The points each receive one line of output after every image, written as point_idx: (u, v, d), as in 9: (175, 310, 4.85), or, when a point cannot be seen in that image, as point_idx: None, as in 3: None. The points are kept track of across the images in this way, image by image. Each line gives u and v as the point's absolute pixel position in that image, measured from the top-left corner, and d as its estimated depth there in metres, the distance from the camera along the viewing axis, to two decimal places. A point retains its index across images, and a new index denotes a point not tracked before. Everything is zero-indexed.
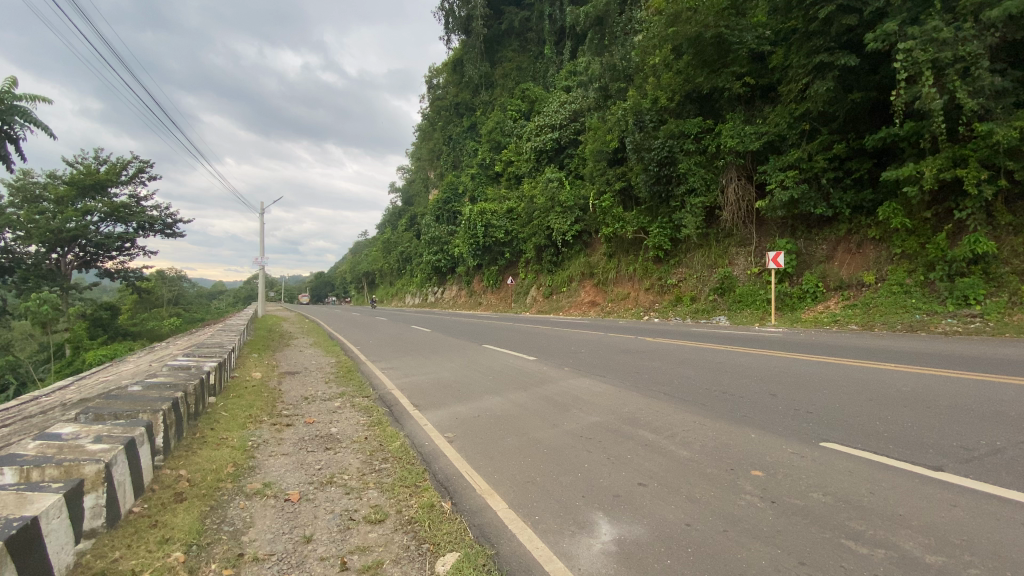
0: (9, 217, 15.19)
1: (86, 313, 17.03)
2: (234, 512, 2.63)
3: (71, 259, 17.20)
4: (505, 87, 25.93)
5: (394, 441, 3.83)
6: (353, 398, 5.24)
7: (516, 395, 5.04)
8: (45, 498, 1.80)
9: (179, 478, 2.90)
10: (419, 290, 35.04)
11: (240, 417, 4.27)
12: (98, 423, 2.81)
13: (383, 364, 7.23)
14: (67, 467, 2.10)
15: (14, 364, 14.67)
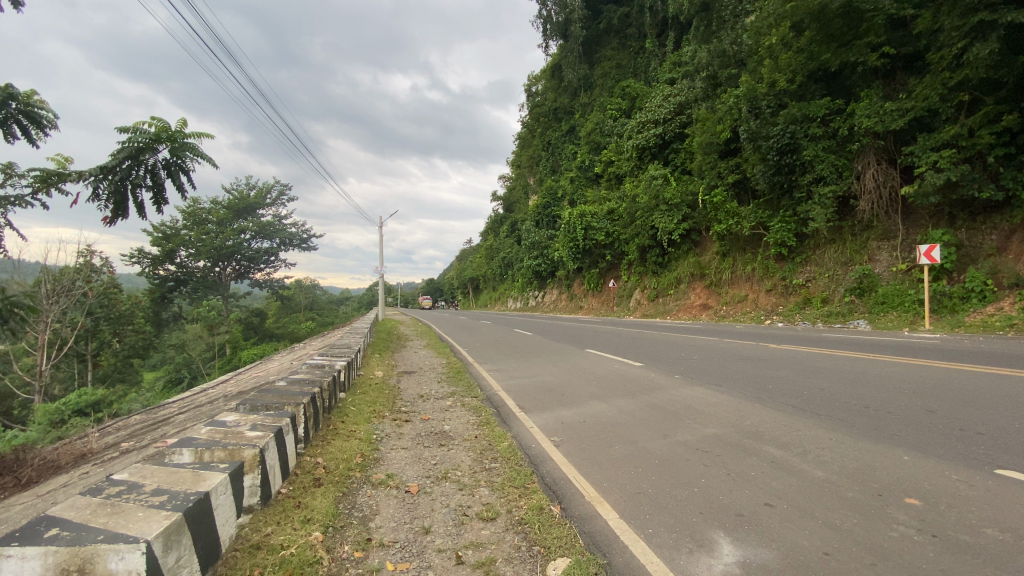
0: (183, 238, 18.02)
1: (241, 318, 19.82)
2: (362, 499, 2.86)
3: (230, 272, 20.13)
4: (605, 86, 25.62)
5: (503, 442, 3.91)
6: (463, 398, 5.45)
7: (624, 403, 4.88)
8: (214, 477, 2.09)
9: (317, 465, 3.24)
10: (520, 295, 35.63)
11: (365, 412, 4.67)
12: (254, 413, 3.24)
13: (490, 367, 7.44)
14: (231, 450, 2.43)
15: (188, 361, 17.54)
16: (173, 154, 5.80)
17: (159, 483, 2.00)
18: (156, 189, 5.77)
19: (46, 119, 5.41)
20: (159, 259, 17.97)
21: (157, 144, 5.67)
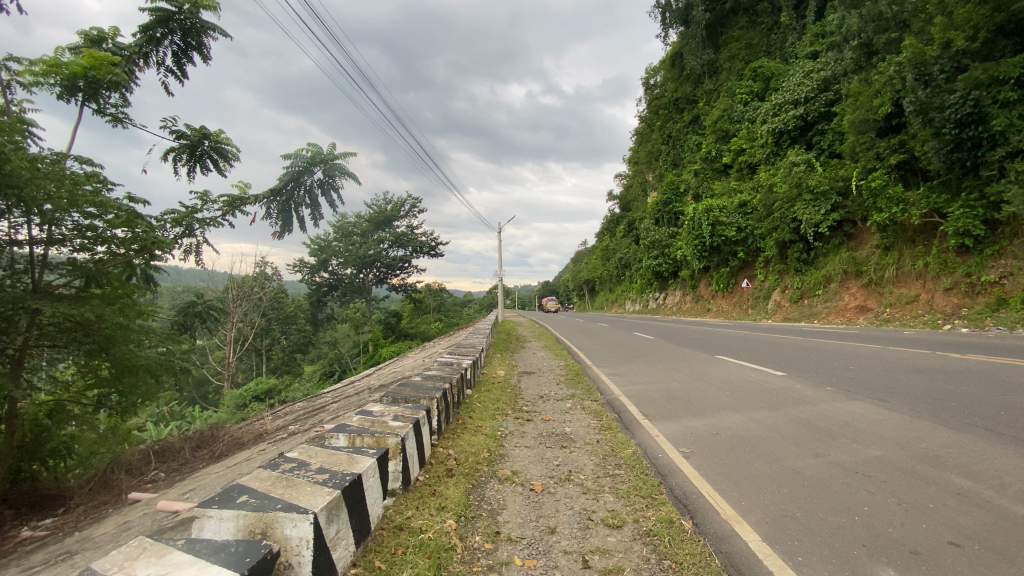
0: (334, 249, 20.57)
1: (382, 318, 21.64)
2: (490, 493, 2.98)
3: (371, 277, 21.91)
4: (733, 70, 23.76)
5: (627, 449, 3.80)
6: (583, 400, 5.41)
7: (763, 415, 4.44)
8: (365, 460, 2.32)
9: (448, 456, 3.44)
10: (640, 296, 34.45)
11: (490, 409, 4.86)
12: (395, 405, 3.55)
13: (611, 370, 7.29)
14: (377, 437, 2.68)
15: (338, 356, 19.88)
16: (326, 175, 6.62)
17: (322, 463, 2.28)
18: (313, 206, 6.65)
19: (230, 152, 6.52)
20: (316, 267, 20.66)
21: (312, 168, 6.54)
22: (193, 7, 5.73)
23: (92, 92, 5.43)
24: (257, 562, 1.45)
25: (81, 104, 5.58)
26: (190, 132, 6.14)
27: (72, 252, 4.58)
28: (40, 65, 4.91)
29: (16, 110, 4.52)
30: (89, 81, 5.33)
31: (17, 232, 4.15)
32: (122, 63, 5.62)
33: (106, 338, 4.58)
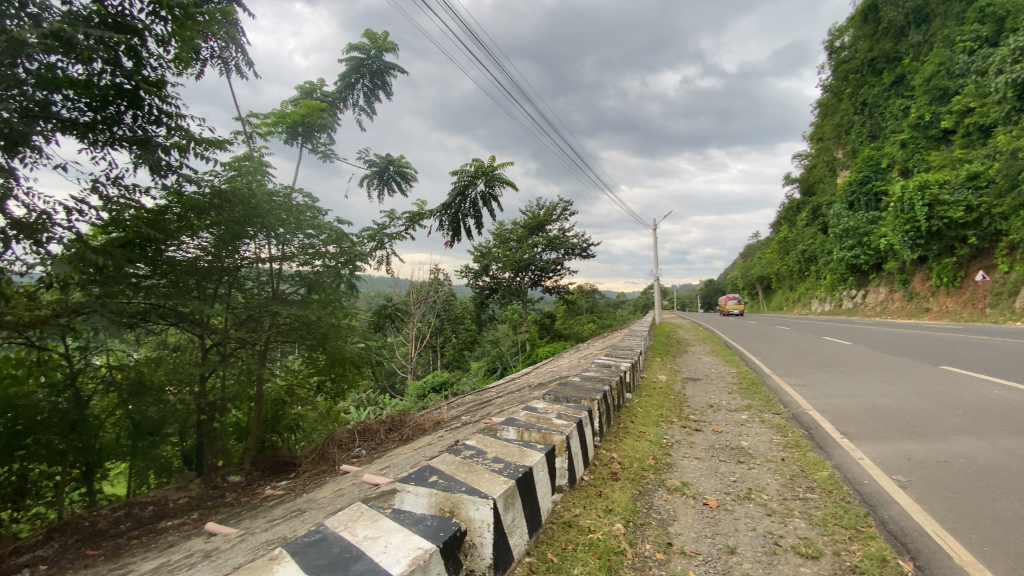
0: (494, 254, 22.05)
1: (538, 319, 22.58)
2: (659, 502, 2.86)
3: (527, 280, 22.71)
4: (950, 13, 19.27)
5: (819, 471, 3.31)
6: (761, 413, 4.88)
7: (1016, 444, 3.48)
8: (534, 454, 2.43)
9: (613, 459, 3.41)
10: (830, 295, 29.80)
11: (653, 415, 4.67)
12: (558, 403, 3.64)
13: (794, 380, 6.44)
14: (544, 433, 2.78)
15: (501, 355, 21.17)
16: (487, 186, 7.12)
17: (496, 453, 2.44)
18: (477, 216, 7.20)
19: (409, 174, 7.40)
20: (479, 272, 22.41)
21: (476, 181, 7.05)
22: (377, 50, 6.89)
23: (307, 134, 6.67)
24: (449, 537, 1.60)
25: (301, 147, 6.91)
26: (378, 161, 7.17)
27: (298, 266, 5.66)
28: (272, 117, 6.04)
29: (258, 155, 5.79)
30: (305, 126, 6.55)
31: (261, 252, 5.27)
32: (327, 108, 6.85)
33: (324, 334, 5.60)
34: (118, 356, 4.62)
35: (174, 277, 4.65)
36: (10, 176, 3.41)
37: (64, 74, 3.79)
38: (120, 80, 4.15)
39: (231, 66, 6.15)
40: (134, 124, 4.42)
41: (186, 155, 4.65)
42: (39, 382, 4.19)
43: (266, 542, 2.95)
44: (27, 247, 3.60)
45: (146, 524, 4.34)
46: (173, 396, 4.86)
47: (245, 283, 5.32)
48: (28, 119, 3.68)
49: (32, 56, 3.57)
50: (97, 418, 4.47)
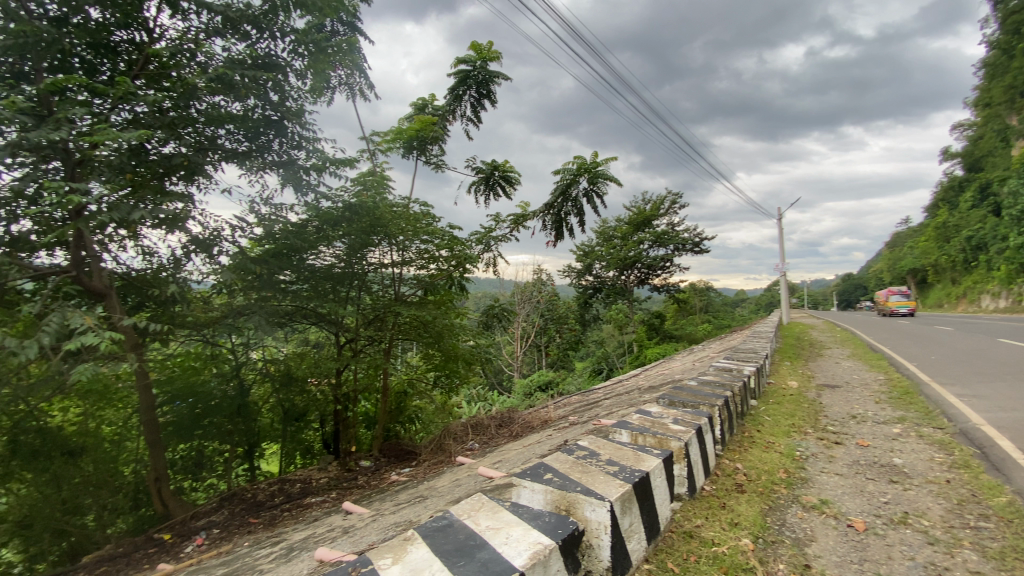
0: (598, 253, 21.81)
1: (645, 319, 21.84)
2: (793, 520, 2.60)
3: (633, 279, 21.98)
4: None
5: (1000, 497, 2.78)
6: (918, 427, 4.22)
7: None
8: (651, 460, 2.35)
9: (736, 470, 3.18)
10: (1007, 289, 24.86)
11: (782, 424, 4.27)
12: (673, 408, 3.49)
13: (962, 389, 5.47)
14: (660, 438, 2.69)
15: (607, 355, 20.82)
16: (592, 183, 7.05)
17: (611, 456, 2.41)
18: (581, 214, 7.16)
19: (513, 178, 7.56)
20: (582, 271, 22.30)
21: (580, 178, 7.00)
22: (483, 61, 7.13)
23: (421, 147, 7.13)
24: (567, 535, 1.61)
25: (416, 159, 7.41)
26: (485, 168, 7.42)
27: (416, 270, 6.09)
28: (391, 134, 6.62)
29: (379, 169, 6.33)
30: (419, 140, 7.01)
31: (384, 258, 5.75)
32: (438, 122, 7.27)
33: (438, 333, 5.90)
34: (271, 352, 5.28)
35: (314, 282, 5.26)
36: (187, 200, 4.10)
37: (225, 111, 4.47)
38: (268, 113, 4.82)
39: (356, 91, 6.78)
40: (281, 150, 5.08)
41: (322, 174, 5.23)
42: (212, 372, 4.93)
43: (395, 524, 3.22)
44: (203, 259, 4.34)
45: (295, 499, 4.97)
46: (314, 387, 5.61)
47: (372, 286, 5.83)
48: (202, 152, 4.42)
49: (200, 97, 4.30)
50: (256, 403, 5.30)
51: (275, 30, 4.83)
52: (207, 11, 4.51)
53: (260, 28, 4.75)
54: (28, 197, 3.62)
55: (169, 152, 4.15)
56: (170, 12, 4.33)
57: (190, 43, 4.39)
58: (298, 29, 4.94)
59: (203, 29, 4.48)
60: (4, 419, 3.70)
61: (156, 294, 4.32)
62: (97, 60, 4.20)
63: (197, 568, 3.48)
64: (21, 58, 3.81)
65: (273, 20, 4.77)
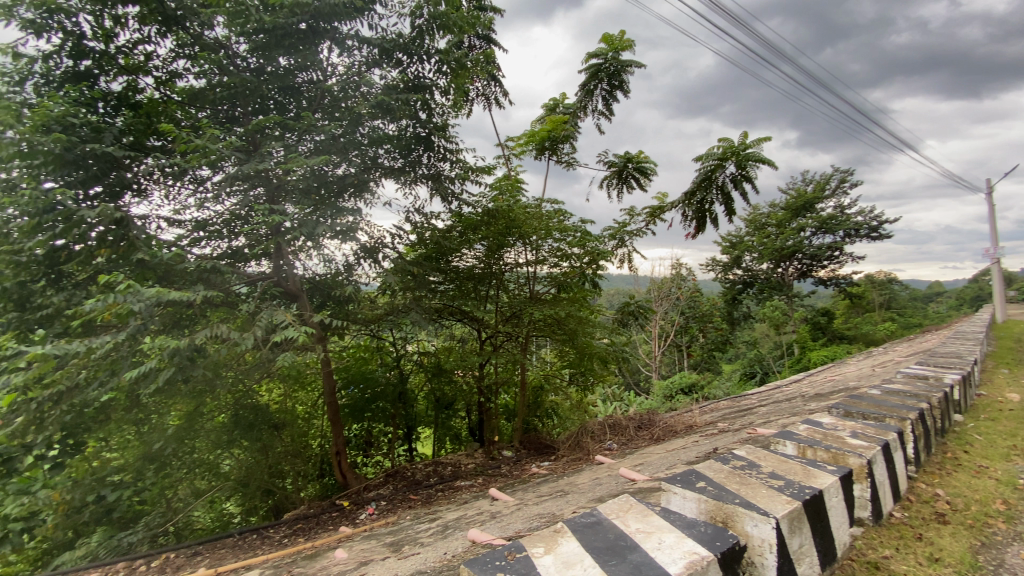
0: (748, 244, 20.00)
1: (807, 317, 19.43)
2: (1020, 563, 2.09)
3: (792, 271, 19.68)
4: None
5: None
6: None
7: None
8: (824, 477, 2.08)
9: (937, 497, 2.65)
10: None
11: (1002, 446, 3.45)
12: (850, 420, 3.04)
13: None
14: (835, 453, 2.37)
15: (760, 357, 18.91)
16: (739, 168, 6.46)
17: (774, 468, 2.19)
18: (727, 202, 6.61)
19: (649, 169, 7.27)
20: (730, 265, 20.61)
21: (726, 162, 6.45)
22: (614, 52, 6.99)
23: (553, 147, 7.24)
24: (727, 549, 1.50)
25: (549, 159, 7.55)
26: (618, 160, 7.27)
27: (550, 268, 6.19)
28: (525, 138, 6.80)
29: (515, 172, 6.57)
30: (551, 140, 7.12)
31: (521, 258, 5.97)
32: (570, 120, 7.30)
33: (573, 330, 5.94)
34: (424, 345, 5.85)
35: (459, 282, 5.74)
36: (356, 213, 4.70)
37: (384, 132, 5.03)
38: (419, 130, 5.28)
39: (492, 100, 7.14)
40: (429, 163, 5.56)
41: (465, 182, 5.60)
42: (378, 362, 5.63)
43: (539, 515, 3.33)
44: (369, 264, 4.95)
45: (447, 481, 5.41)
46: (460, 378, 5.97)
47: (510, 285, 6.12)
48: (367, 170, 5.04)
49: (365, 123, 4.92)
50: (413, 390, 5.93)
51: (422, 53, 5.29)
52: (367, 45, 5.11)
53: (410, 54, 5.25)
54: (241, 217, 4.49)
55: (342, 173, 4.81)
56: (339, 51, 5.01)
57: (355, 76, 5.02)
58: (442, 49, 5.32)
59: (365, 62, 5.09)
60: (231, 395, 4.62)
61: (337, 294, 5.03)
62: (286, 101, 5.02)
63: (369, 534, 4.00)
64: (233, 106, 4.77)
65: (419, 44, 5.22)
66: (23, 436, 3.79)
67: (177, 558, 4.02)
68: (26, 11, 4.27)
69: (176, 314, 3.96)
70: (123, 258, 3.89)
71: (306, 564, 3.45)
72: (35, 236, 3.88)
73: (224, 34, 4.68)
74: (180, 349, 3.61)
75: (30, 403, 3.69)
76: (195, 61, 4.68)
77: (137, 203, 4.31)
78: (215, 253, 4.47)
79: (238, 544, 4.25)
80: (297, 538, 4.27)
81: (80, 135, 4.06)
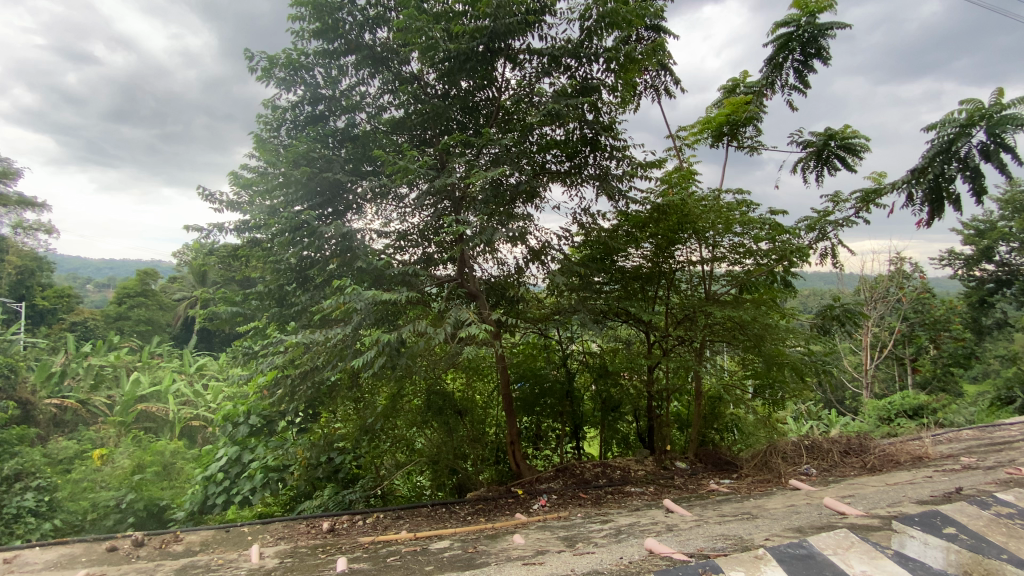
0: (1003, 231, 15.56)
1: None
2: None
3: None
4: None
5: None
6: None
7: None
8: None
9: None
10: None
11: None
12: None
13: None
14: None
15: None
16: (992, 135, 5.07)
17: None
18: (974, 178, 5.25)
19: (859, 145, 6.18)
20: (974, 258, 16.29)
21: (972, 129, 5.18)
22: (810, 17, 6.13)
23: (733, 132, 6.60)
24: None
25: (727, 146, 6.92)
26: (816, 139, 6.36)
27: (729, 265, 5.70)
28: (699, 125, 6.37)
29: (688, 164, 6.15)
30: (730, 125, 6.52)
31: (693, 255, 5.60)
32: (754, 100, 6.57)
33: (758, 335, 5.30)
34: (590, 345, 5.86)
35: (625, 282, 5.57)
36: (527, 219, 4.93)
37: (552, 138, 5.18)
38: (586, 132, 5.26)
39: (662, 90, 6.82)
40: (596, 164, 5.54)
41: (634, 179, 5.45)
42: (545, 360, 5.83)
43: (724, 535, 3.07)
44: (538, 265, 5.15)
45: (617, 485, 5.36)
46: (627, 381, 5.82)
47: (682, 285, 5.77)
48: (537, 176, 5.24)
49: (535, 131, 5.09)
50: (580, 390, 5.97)
51: (591, 55, 5.30)
52: (537, 56, 5.34)
53: (579, 58, 5.31)
54: (432, 228, 5.07)
55: (516, 181, 4.96)
56: (512, 66, 5.30)
57: (527, 88, 5.27)
58: (610, 47, 5.27)
59: (537, 72, 5.31)
60: (423, 382, 5.26)
61: (510, 294, 5.36)
62: (469, 120, 5.52)
63: (543, 525, 4.16)
64: (425, 130, 5.40)
65: (587, 47, 5.23)
66: (281, 403, 4.85)
67: (385, 519, 4.73)
68: (280, 71, 5.49)
69: (385, 311, 4.65)
70: (347, 264, 4.73)
71: (489, 543, 3.75)
72: (289, 248, 4.98)
73: (417, 67, 5.36)
74: (389, 342, 4.24)
75: (287, 378, 4.72)
76: (395, 94, 5.46)
77: (356, 219, 5.17)
78: (413, 259, 5.18)
79: (431, 515, 4.81)
80: (478, 517, 4.67)
81: (318, 166, 5.09)
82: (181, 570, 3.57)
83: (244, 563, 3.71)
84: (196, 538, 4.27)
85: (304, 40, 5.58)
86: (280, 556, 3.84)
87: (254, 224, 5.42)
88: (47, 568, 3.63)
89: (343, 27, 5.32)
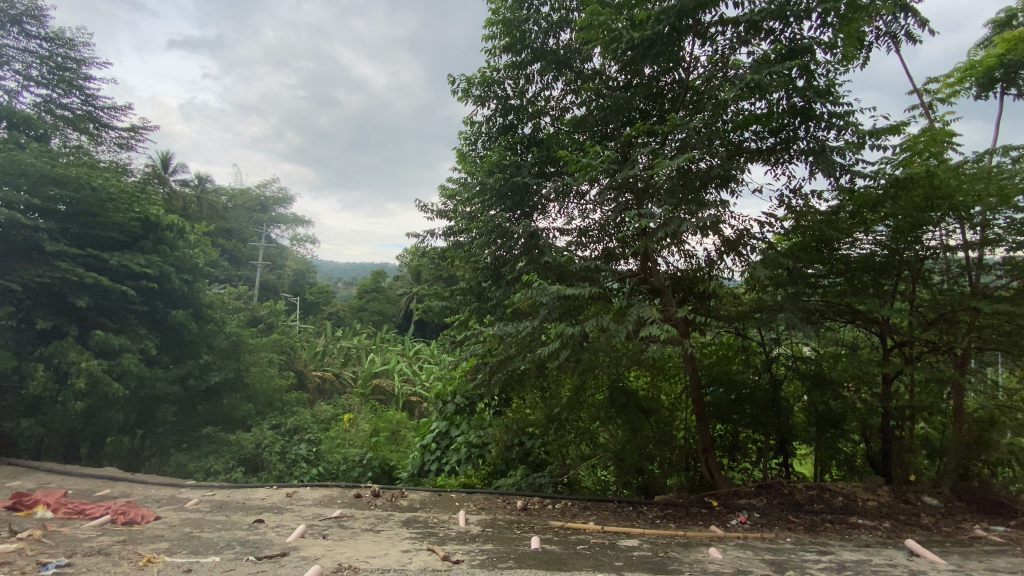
0: None
1: None
2: None
3: None
4: None
5: None
6: None
7: None
8: None
9: None
10: None
11: None
12: None
13: None
14: None
15: None
16: None
17: None
18: None
19: None
20: None
21: None
22: None
23: (1010, 76, 5.07)
24: None
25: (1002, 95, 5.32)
26: None
27: (1009, 250, 4.35)
28: (957, 74, 5.00)
29: (939, 126, 4.89)
30: (1006, 67, 4.99)
31: (950, 238, 4.46)
32: None
33: None
34: (800, 348, 5.11)
35: (849, 274, 4.68)
36: (721, 207, 4.51)
37: (751, 113, 4.63)
38: (795, 101, 4.58)
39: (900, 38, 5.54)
40: (808, 136, 4.79)
41: (861, 151, 4.55)
42: (745, 363, 5.28)
43: None
44: (734, 258, 4.68)
45: (838, 513, 4.57)
46: (852, 394, 4.88)
47: (932, 277, 4.63)
48: (733, 158, 4.75)
49: (729, 108, 4.61)
50: (788, 400, 5.17)
51: (800, 13, 4.60)
52: (732, 26, 4.85)
53: (784, 20, 4.67)
54: (615, 223, 5.05)
55: (708, 166, 4.52)
56: (702, 43, 4.91)
57: (720, 62, 4.81)
58: None
59: (732, 43, 4.79)
60: (608, 378, 5.24)
61: (701, 289, 5.01)
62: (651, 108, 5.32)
63: (744, 543, 3.79)
64: (606, 124, 5.39)
65: (796, 4, 4.55)
66: (480, 388, 5.39)
67: (573, 507, 4.87)
68: (476, 89, 6.08)
69: (571, 306, 4.77)
70: (534, 261, 4.98)
71: (681, 550, 3.58)
72: (486, 248, 5.50)
73: (599, 63, 5.36)
74: (575, 336, 4.35)
75: (486, 365, 5.22)
76: (578, 93, 5.58)
77: (541, 219, 5.41)
78: (595, 255, 5.22)
79: (618, 511, 4.80)
80: (668, 523, 4.48)
81: (509, 172, 5.53)
82: (406, 522, 4.25)
83: (453, 525, 4.25)
84: (417, 497, 5.04)
85: (496, 56, 6.06)
86: (482, 524, 4.28)
87: (458, 229, 6.14)
88: (318, 504, 4.72)
89: (529, 37, 5.63)
